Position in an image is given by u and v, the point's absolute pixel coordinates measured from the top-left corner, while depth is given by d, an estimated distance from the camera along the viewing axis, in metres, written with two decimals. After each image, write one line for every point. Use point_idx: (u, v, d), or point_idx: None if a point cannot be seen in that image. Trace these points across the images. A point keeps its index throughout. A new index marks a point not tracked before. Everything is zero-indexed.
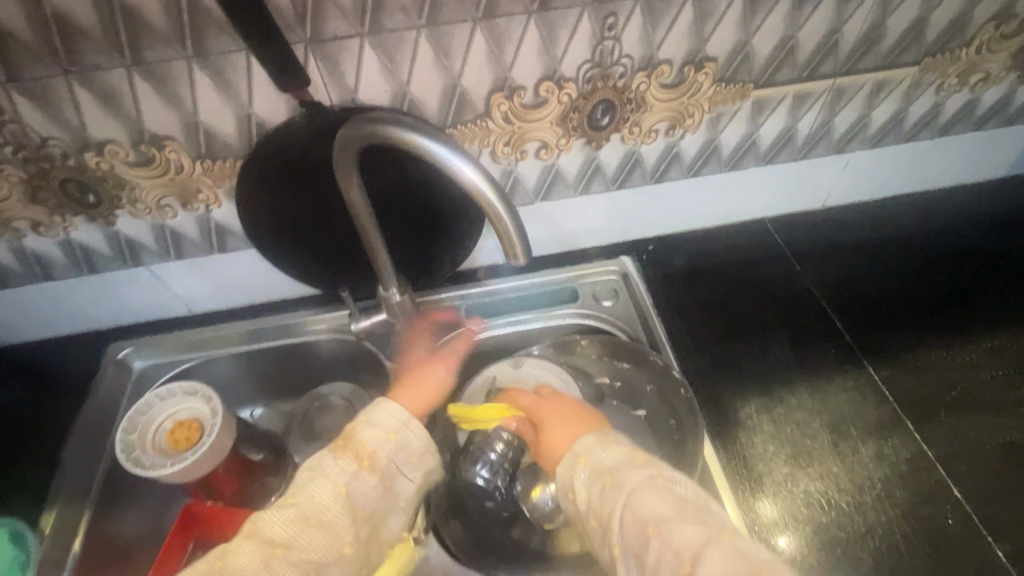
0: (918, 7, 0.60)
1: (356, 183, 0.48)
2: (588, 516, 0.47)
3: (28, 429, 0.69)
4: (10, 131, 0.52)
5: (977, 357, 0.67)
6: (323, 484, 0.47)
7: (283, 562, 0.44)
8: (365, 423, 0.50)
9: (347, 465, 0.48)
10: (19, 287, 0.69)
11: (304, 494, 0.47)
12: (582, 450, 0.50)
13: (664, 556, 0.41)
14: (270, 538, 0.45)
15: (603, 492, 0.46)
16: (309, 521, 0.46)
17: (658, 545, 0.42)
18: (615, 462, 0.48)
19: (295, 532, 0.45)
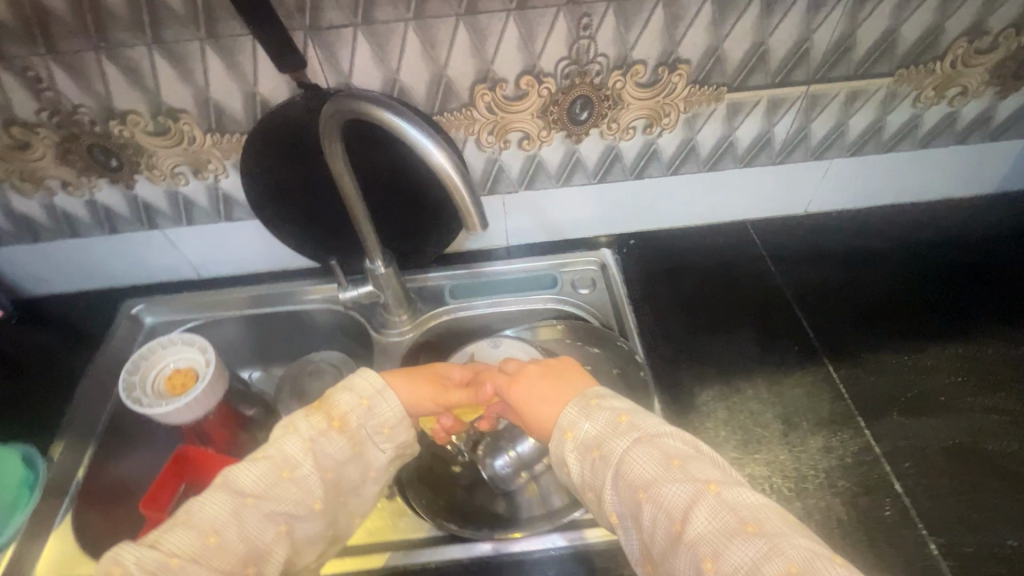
0: (887, 19, 0.62)
1: (339, 153, 0.53)
2: (583, 488, 0.46)
3: (48, 369, 0.76)
4: (47, 98, 0.59)
5: (938, 362, 0.69)
6: (294, 438, 0.47)
7: (252, 515, 0.43)
8: (341, 388, 0.51)
9: (317, 423, 0.48)
10: (48, 242, 0.76)
11: (276, 448, 0.47)
12: (567, 424, 0.47)
13: (657, 520, 0.41)
14: (240, 490, 0.44)
15: (594, 463, 0.45)
16: (280, 473, 0.45)
17: (650, 509, 0.41)
18: (599, 430, 0.46)
19: (265, 484, 0.45)
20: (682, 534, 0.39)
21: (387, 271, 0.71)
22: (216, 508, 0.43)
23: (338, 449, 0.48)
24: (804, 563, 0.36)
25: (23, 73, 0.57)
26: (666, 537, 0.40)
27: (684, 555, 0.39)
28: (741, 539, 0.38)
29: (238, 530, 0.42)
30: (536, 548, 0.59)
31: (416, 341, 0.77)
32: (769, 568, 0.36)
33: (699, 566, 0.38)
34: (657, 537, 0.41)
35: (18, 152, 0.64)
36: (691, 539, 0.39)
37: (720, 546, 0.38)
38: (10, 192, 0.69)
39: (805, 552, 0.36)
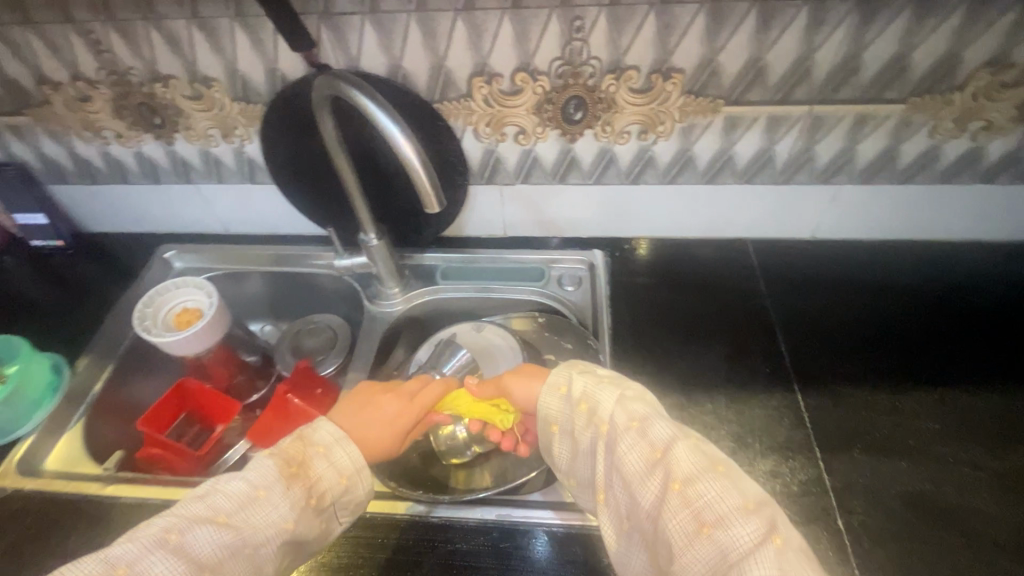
0: (895, 43, 0.60)
1: (328, 123, 0.59)
2: (577, 404, 0.47)
3: (89, 296, 0.87)
4: (105, 58, 0.69)
5: (914, 407, 0.67)
6: (267, 508, 0.44)
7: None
8: (324, 458, 0.48)
9: (296, 498, 0.45)
10: (103, 185, 0.87)
11: (244, 519, 0.43)
12: (585, 361, 0.51)
13: (638, 442, 0.42)
14: (193, 557, 0.41)
15: (601, 383, 0.47)
16: (242, 548, 0.42)
17: (635, 434, 0.42)
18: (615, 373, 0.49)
19: (221, 558, 0.42)
20: (659, 459, 0.40)
21: (379, 243, 0.76)
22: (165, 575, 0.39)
23: (304, 524, 0.46)
24: (762, 504, 0.37)
25: (88, 35, 0.67)
26: (641, 457, 0.41)
27: (657, 475, 0.40)
28: (711, 474, 0.39)
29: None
30: (463, 518, 0.60)
31: (402, 315, 0.82)
32: (730, 500, 0.37)
33: (668, 484, 0.39)
34: (632, 462, 0.41)
35: (82, 104, 0.75)
36: (668, 462, 0.40)
37: (693, 474, 0.39)
38: (75, 138, 0.80)
39: (762, 497, 0.38)
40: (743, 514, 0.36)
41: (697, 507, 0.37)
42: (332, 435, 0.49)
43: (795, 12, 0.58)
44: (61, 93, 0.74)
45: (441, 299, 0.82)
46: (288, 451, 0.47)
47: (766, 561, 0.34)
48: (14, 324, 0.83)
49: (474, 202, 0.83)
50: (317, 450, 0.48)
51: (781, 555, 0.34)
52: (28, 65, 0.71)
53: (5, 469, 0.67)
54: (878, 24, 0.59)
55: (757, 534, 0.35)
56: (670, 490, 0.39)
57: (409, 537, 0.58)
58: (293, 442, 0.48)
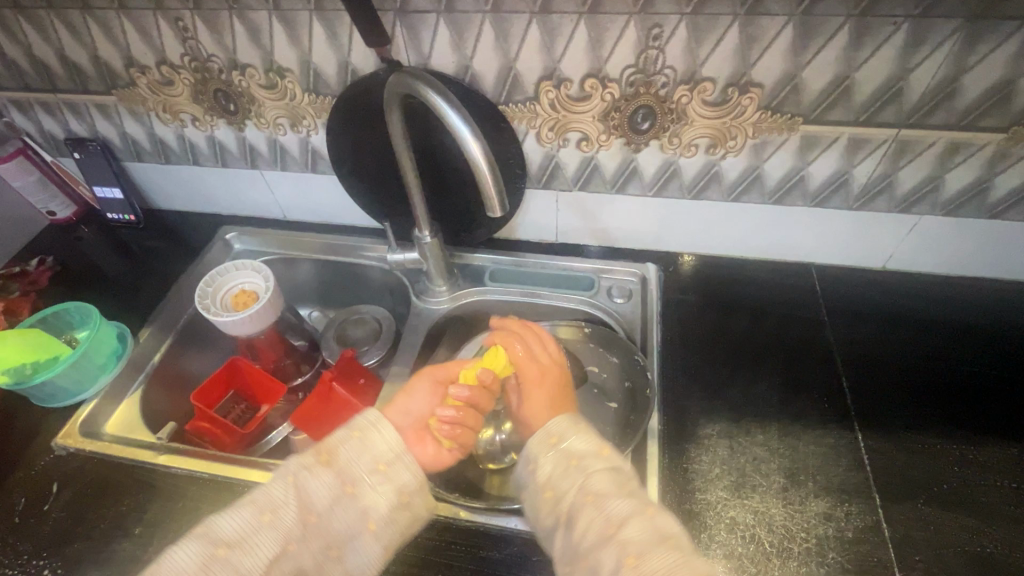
0: (1002, 67, 0.56)
1: (396, 120, 0.59)
2: (543, 488, 0.48)
3: (155, 269, 0.91)
4: (190, 45, 0.72)
5: (988, 461, 0.62)
6: (276, 480, 0.48)
7: (220, 566, 0.44)
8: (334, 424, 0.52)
9: (306, 459, 0.49)
10: (175, 165, 0.91)
11: (259, 490, 0.47)
12: (557, 431, 0.50)
13: (595, 517, 0.44)
14: (215, 536, 0.45)
15: (568, 470, 0.47)
16: (259, 517, 0.46)
17: (592, 510, 0.45)
18: (583, 448, 0.49)
19: (240, 531, 0.45)
20: (614, 535, 0.43)
21: (431, 241, 0.76)
22: (188, 556, 0.44)
23: (323, 489, 0.48)
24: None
25: (175, 22, 0.70)
26: (597, 534, 0.44)
27: (610, 553, 0.42)
28: (660, 548, 0.42)
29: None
30: (498, 526, 0.59)
31: (447, 313, 0.82)
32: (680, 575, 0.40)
33: (622, 561, 0.42)
34: (588, 536, 0.44)
35: (164, 88, 0.78)
36: (621, 540, 0.43)
37: (645, 549, 0.42)
38: (154, 119, 0.84)
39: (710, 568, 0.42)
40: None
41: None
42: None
43: (892, 29, 0.55)
44: (146, 76, 0.77)
45: (487, 300, 0.82)
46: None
47: None
48: (87, 291, 0.88)
49: (529, 206, 0.83)
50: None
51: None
52: (119, 48, 0.75)
53: (69, 429, 0.70)
54: (984, 47, 0.55)
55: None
56: (624, 566, 0.41)
57: (440, 538, 0.58)
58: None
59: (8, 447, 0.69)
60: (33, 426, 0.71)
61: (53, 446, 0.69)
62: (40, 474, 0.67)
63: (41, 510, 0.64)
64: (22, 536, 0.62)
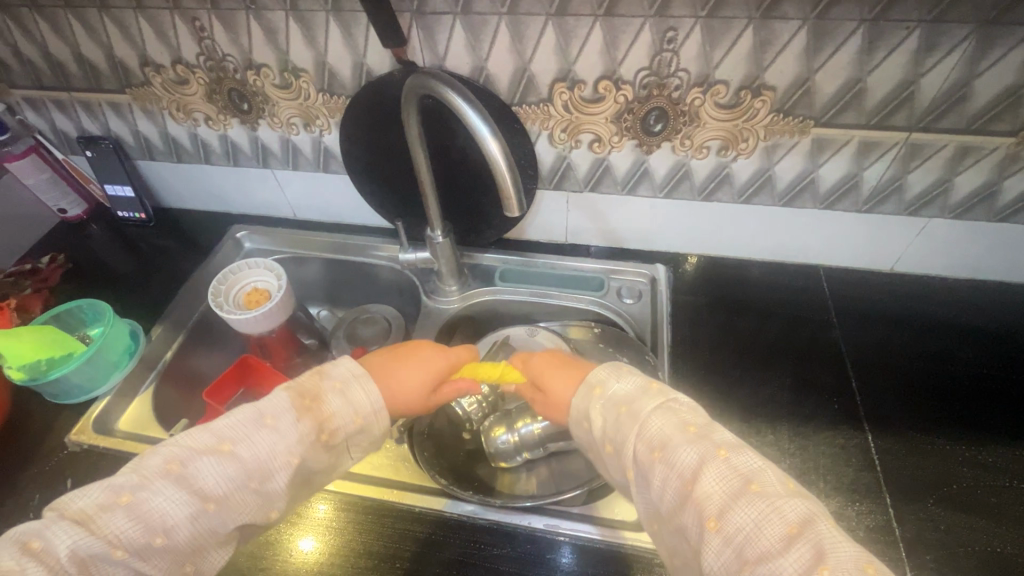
0: (1013, 72, 0.56)
1: (414, 121, 0.60)
2: (603, 444, 0.47)
3: (165, 267, 0.92)
4: (205, 45, 0.73)
5: (998, 462, 0.62)
6: (269, 442, 0.45)
7: (207, 519, 0.43)
8: (338, 395, 0.49)
9: (306, 433, 0.46)
10: (187, 164, 0.91)
11: (251, 449, 0.45)
12: (598, 380, 0.49)
13: (667, 475, 0.41)
14: (199, 491, 0.42)
15: (621, 421, 0.46)
16: (247, 483, 0.44)
17: (662, 467, 0.42)
18: (629, 391, 0.47)
19: (228, 490, 0.43)
20: (691, 493, 0.40)
21: (443, 240, 0.76)
22: (172, 505, 0.41)
23: (310, 461, 0.48)
24: (804, 526, 0.37)
25: (192, 22, 0.70)
26: (674, 494, 0.41)
27: (690, 513, 0.40)
28: (743, 500, 0.38)
29: (188, 532, 0.42)
30: (512, 524, 0.59)
31: (458, 312, 0.82)
32: (770, 530, 0.37)
33: (703, 522, 0.39)
34: (665, 495, 0.42)
35: (178, 86, 0.79)
36: (699, 498, 0.39)
37: (725, 505, 0.39)
38: (167, 118, 0.84)
39: (805, 514, 0.37)
40: (786, 544, 0.36)
41: (737, 543, 0.37)
42: (350, 371, 0.51)
43: (906, 33, 0.55)
44: (161, 75, 0.78)
45: (498, 300, 0.82)
46: (303, 385, 0.49)
47: None
48: (97, 289, 0.88)
49: (539, 207, 0.83)
50: (332, 386, 0.49)
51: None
52: (134, 47, 0.75)
53: (82, 426, 0.70)
54: (995, 52, 0.55)
55: (803, 563, 0.35)
56: (708, 528, 0.38)
57: (455, 536, 0.59)
58: (311, 377, 0.50)
59: (21, 444, 0.70)
60: (47, 422, 0.72)
61: (66, 442, 0.69)
62: (53, 470, 0.67)
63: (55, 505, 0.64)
64: None
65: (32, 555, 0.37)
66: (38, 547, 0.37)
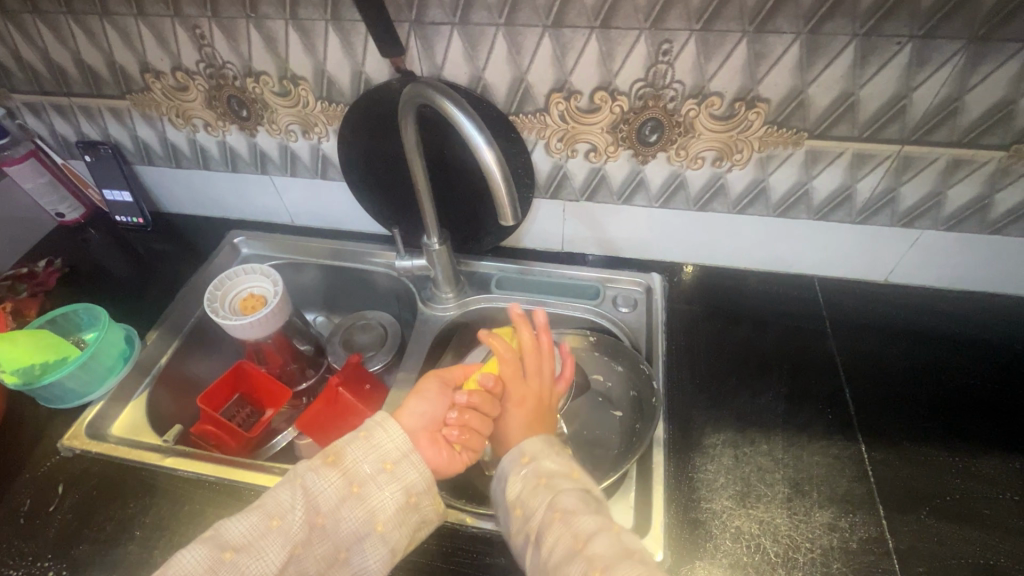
0: (1004, 87, 0.57)
1: (410, 129, 0.61)
2: (513, 508, 0.50)
3: (163, 273, 0.92)
4: (206, 52, 0.73)
5: (992, 474, 0.62)
6: (284, 484, 0.48)
7: (227, 569, 0.43)
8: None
9: (312, 461, 0.49)
10: (186, 170, 0.92)
11: (268, 495, 0.47)
12: (528, 450, 0.52)
13: (562, 534, 0.45)
14: (222, 541, 0.44)
15: (536, 488, 0.49)
16: (267, 523, 0.45)
17: (559, 525, 0.46)
18: (555, 468, 0.51)
19: (249, 537, 0.45)
20: (581, 550, 0.44)
21: (440, 248, 0.76)
22: (196, 558, 0.43)
23: (330, 490, 0.47)
24: None
25: (193, 30, 0.71)
26: (565, 548, 0.44)
27: (576, 566, 0.43)
28: (627, 561, 0.42)
29: None
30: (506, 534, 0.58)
31: (454, 319, 0.82)
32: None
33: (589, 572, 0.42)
34: (554, 552, 0.45)
35: (178, 93, 0.79)
36: (587, 555, 0.43)
37: (611, 561, 0.42)
38: (167, 123, 0.85)
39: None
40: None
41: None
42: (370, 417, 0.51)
43: (897, 48, 0.56)
44: (161, 81, 0.78)
45: (495, 308, 0.82)
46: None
47: None
48: (94, 293, 0.88)
49: (536, 217, 0.84)
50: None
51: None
52: (135, 53, 0.76)
53: (76, 430, 0.70)
54: (987, 67, 0.56)
55: None
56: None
57: (449, 545, 0.58)
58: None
59: (15, 448, 0.70)
60: (42, 427, 0.72)
61: (59, 447, 0.69)
62: (47, 476, 0.67)
63: (48, 512, 0.63)
64: (27, 538, 0.61)
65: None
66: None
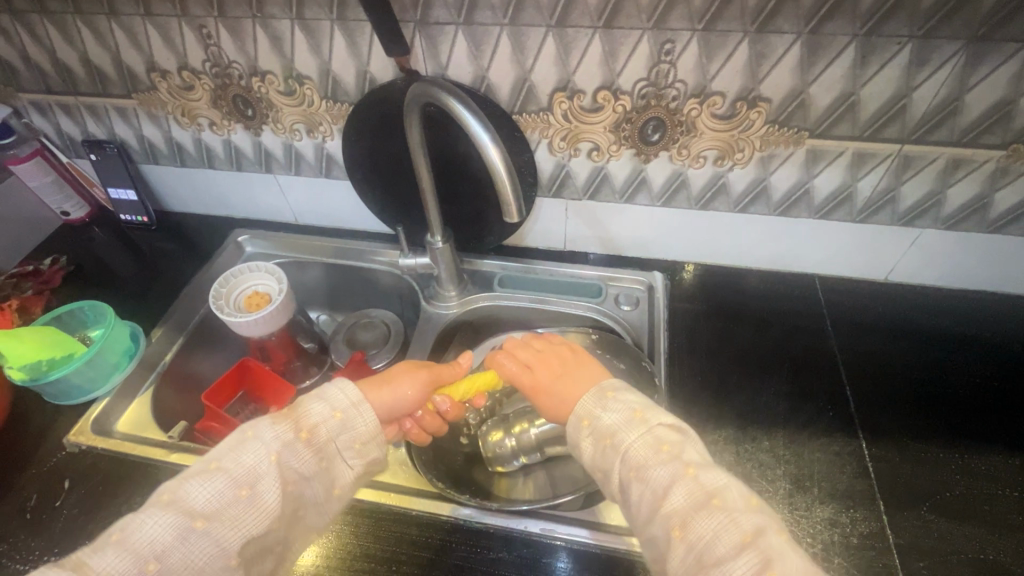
0: (1003, 86, 0.58)
1: (416, 127, 0.61)
2: (594, 472, 0.48)
3: (167, 271, 0.92)
4: (212, 52, 0.74)
5: (994, 472, 0.63)
6: (251, 449, 0.46)
7: (197, 538, 0.42)
8: (314, 397, 0.50)
9: (282, 432, 0.48)
10: (190, 169, 0.92)
11: (233, 461, 0.46)
12: (585, 413, 0.49)
13: (642, 493, 0.44)
14: (188, 508, 0.43)
15: (605, 448, 0.47)
16: (236, 491, 0.45)
17: (637, 484, 0.44)
18: (616, 422, 0.47)
19: (217, 505, 0.44)
20: (659, 506, 0.42)
21: (444, 246, 0.77)
22: (165, 525, 0.42)
23: (304, 464, 0.48)
24: (757, 534, 0.39)
25: (199, 29, 0.72)
26: (647, 508, 0.43)
27: (659, 526, 0.42)
28: (705, 511, 0.41)
29: (181, 554, 0.42)
30: (508, 528, 0.59)
31: (456, 317, 0.82)
32: (727, 538, 0.39)
33: (669, 532, 0.41)
34: (640, 510, 0.44)
35: (184, 92, 0.80)
36: (665, 511, 0.42)
37: (688, 516, 0.41)
38: (172, 122, 0.85)
39: (759, 526, 0.40)
40: (738, 550, 0.38)
41: (699, 550, 0.40)
42: (349, 398, 0.51)
43: (897, 48, 0.57)
44: (167, 80, 0.79)
45: (497, 306, 0.82)
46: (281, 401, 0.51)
47: None
48: (98, 291, 0.89)
49: (538, 216, 0.84)
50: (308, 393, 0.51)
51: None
52: (142, 53, 0.76)
53: (82, 426, 0.70)
54: (985, 67, 0.57)
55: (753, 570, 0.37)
56: (673, 538, 0.41)
57: (451, 539, 0.59)
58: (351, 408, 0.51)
59: (20, 444, 0.70)
60: (47, 423, 0.72)
61: (65, 443, 0.69)
62: (52, 471, 0.67)
63: (53, 506, 0.64)
64: (33, 532, 0.62)
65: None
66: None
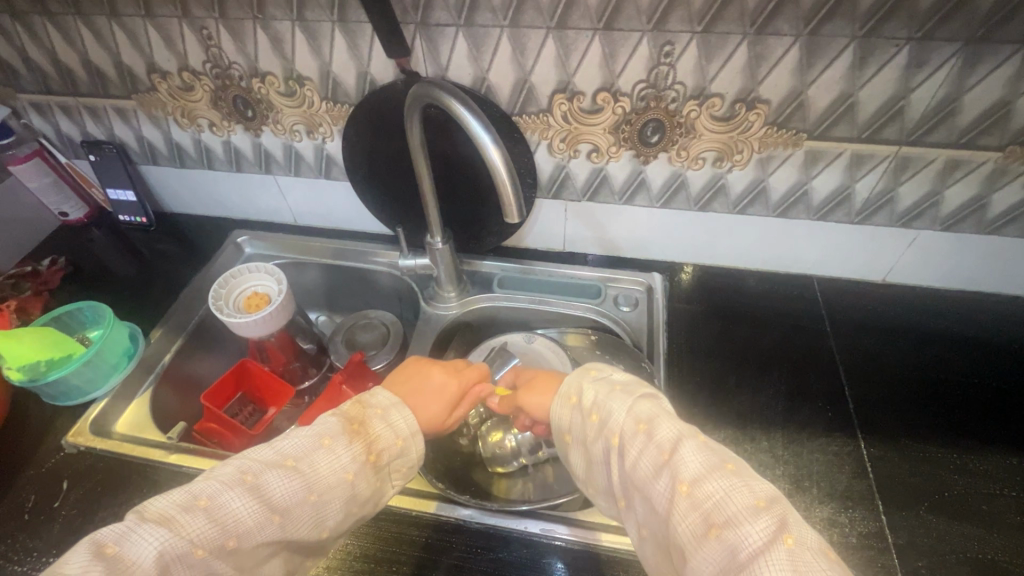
0: (1000, 88, 0.58)
1: (416, 127, 0.61)
2: (588, 414, 0.46)
3: (166, 272, 0.92)
4: (212, 52, 0.74)
5: (990, 471, 0.63)
6: (331, 457, 0.46)
7: (272, 529, 0.43)
8: (381, 419, 0.50)
9: (358, 453, 0.47)
10: (190, 170, 0.92)
11: (310, 465, 0.45)
12: (596, 366, 0.51)
13: (647, 446, 0.41)
14: (268, 499, 0.43)
15: (612, 392, 0.46)
16: (305, 495, 0.44)
17: (642, 438, 0.42)
18: (626, 379, 0.48)
19: (289, 502, 0.44)
20: (666, 461, 0.40)
21: (443, 246, 0.77)
22: (244, 512, 0.42)
23: (364, 486, 0.48)
24: (771, 501, 0.36)
25: (200, 31, 0.72)
26: (650, 462, 0.40)
27: (663, 478, 0.39)
28: (719, 472, 0.38)
29: (258, 540, 0.42)
30: (508, 528, 0.59)
31: (456, 318, 0.82)
32: (740, 500, 0.36)
33: (675, 486, 0.38)
34: (641, 464, 0.41)
35: (184, 93, 0.80)
36: (674, 465, 0.39)
37: (700, 474, 0.38)
38: (172, 123, 0.85)
39: (773, 493, 0.37)
40: (753, 513, 0.35)
41: (705, 508, 0.37)
42: (410, 428, 0.51)
43: (895, 50, 0.57)
44: (167, 81, 0.79)
45: (498, 307, 0.82)
46: (348, 412, 0.50)
47: (778, 560, 0.33)
48: (98, 292, 0.89)
49: (537, 217, 0.84)
50: (375, 412, 0.51)
51: (794, 555, 0.33)
52: (142, 53, 0.76)
53: (80, 427, 0.70)
54: (982, 69, 0.57)
55: (768, 533, 0.34)
56: (678, 493, 0.38)
57: (450, 540, 0.59)
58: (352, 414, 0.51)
59: (19, 446, 0.70)
60: (46, 424, 0.72)
61: (63, 443, 0.69)
62: (51, 473, 0.67)
63: (52, 507, 0.64)
64: (30, 533, 0.62)
65: (106, 560, 0.37)
66: (114, 552, 0.37)
